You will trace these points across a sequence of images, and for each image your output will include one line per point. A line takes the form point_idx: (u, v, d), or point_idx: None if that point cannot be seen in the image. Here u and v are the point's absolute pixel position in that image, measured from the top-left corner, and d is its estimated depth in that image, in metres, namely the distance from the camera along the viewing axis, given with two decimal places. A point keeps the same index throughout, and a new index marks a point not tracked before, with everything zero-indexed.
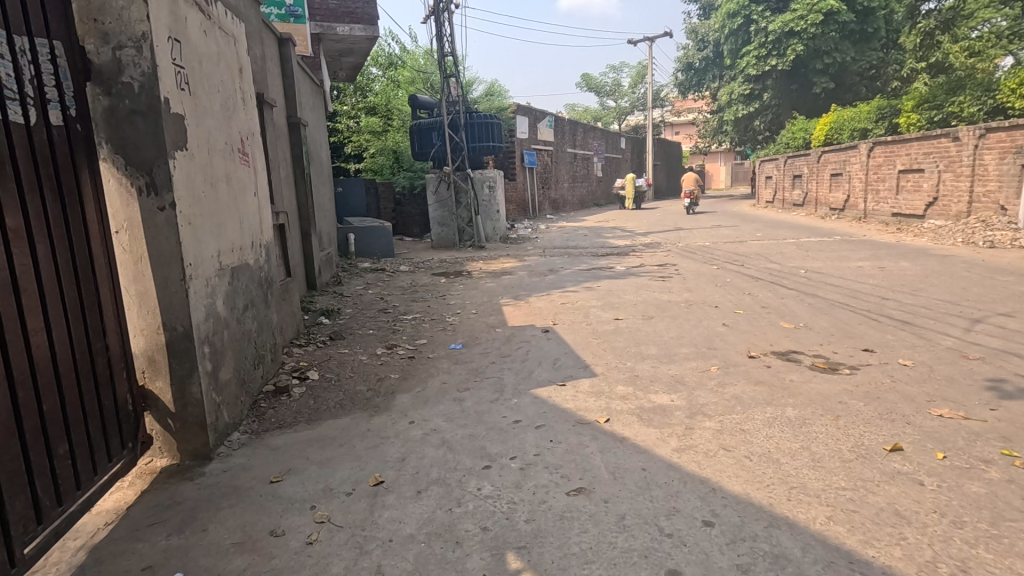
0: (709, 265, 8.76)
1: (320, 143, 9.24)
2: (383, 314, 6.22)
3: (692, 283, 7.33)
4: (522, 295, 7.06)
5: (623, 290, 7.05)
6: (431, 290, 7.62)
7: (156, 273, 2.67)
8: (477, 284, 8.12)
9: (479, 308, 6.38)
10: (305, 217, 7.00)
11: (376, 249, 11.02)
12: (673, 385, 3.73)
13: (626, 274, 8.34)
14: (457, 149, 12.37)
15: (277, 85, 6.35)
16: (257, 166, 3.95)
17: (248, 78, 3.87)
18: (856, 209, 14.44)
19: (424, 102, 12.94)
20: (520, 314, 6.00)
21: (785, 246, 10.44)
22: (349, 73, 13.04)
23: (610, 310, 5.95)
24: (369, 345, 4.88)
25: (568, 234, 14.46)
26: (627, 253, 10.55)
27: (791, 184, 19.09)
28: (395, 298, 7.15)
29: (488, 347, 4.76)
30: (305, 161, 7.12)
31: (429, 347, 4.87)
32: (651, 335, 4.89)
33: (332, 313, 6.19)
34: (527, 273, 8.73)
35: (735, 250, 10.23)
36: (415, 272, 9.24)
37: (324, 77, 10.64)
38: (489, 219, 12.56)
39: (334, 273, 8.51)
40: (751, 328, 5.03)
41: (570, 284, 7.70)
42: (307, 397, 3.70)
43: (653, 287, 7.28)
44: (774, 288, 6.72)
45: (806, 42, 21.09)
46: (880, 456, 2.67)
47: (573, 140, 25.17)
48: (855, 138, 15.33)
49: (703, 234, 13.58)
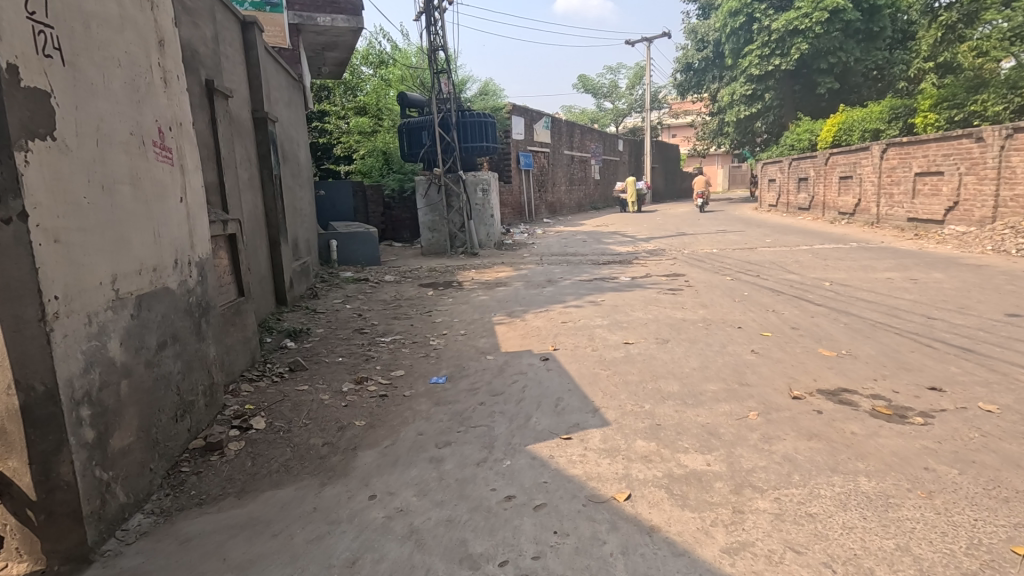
0: (721, 275, 8.03)
1: (296, 142, 8.45)
2: (358, 336, 5.45)
3: (706, 298, 6.60)
4: (517, 311, 6.31)
5: (631, 306, 6.30)
6: (416, 305, 6.84)
7: (3, 312, 1.87)
8: (468, 296, 7.35)
9: (469, 327, 5.61)
10: (273, 225, 6.23)
11: (362, 257, 10.26)
12: (706, 439, 2.97)
13: (631, 286, 7.60)
14: (448, 150, 11.61)
15: (238, 76, 5.57)
16: (188, 165, 3.17)
17: (175, 57, 3.11)
18: (868, 213, 13.77)
19: (414, 100, 12.11)
20: (515, 335, 5.25)
21: (801, 253, 9.72)
22: (334, 68, 12.28)
23: (618, 331, 5.20)
24: (334, 378, 4.11)
25: (566, 239, 13.73)
26: (630, 261, 9.83)
27: (796, 187, 18.42)
28: (375, 314, 6.37)
29: (477, 381, 3.99)
30: (274, 162, 6.33)
31: (405, 381, 4.09)
32: (669, 366, 4.14)
33: (299, 335, 5.40)
34: (523, 284, 7.98)
35: (746, 259, 9.50)
36: (401, 283, 8.47)
37: (304, 71, 9.88)
38: (482, 223, 11.82)
39: (309, 285, 7.72)
40: (785, 356, 4.30)
41: (570, 297, 6.95)
42: (245, 456, 2.93)
43: (663, 301, 6.54)
44: (800, 304, 5.99)
45: (811, 41, 20.43)
46: (1013, 567, 1.92)
47: (570, 142, 24.46)
48: (867, 139, 14.68)
49: (708, 240, 12.87)
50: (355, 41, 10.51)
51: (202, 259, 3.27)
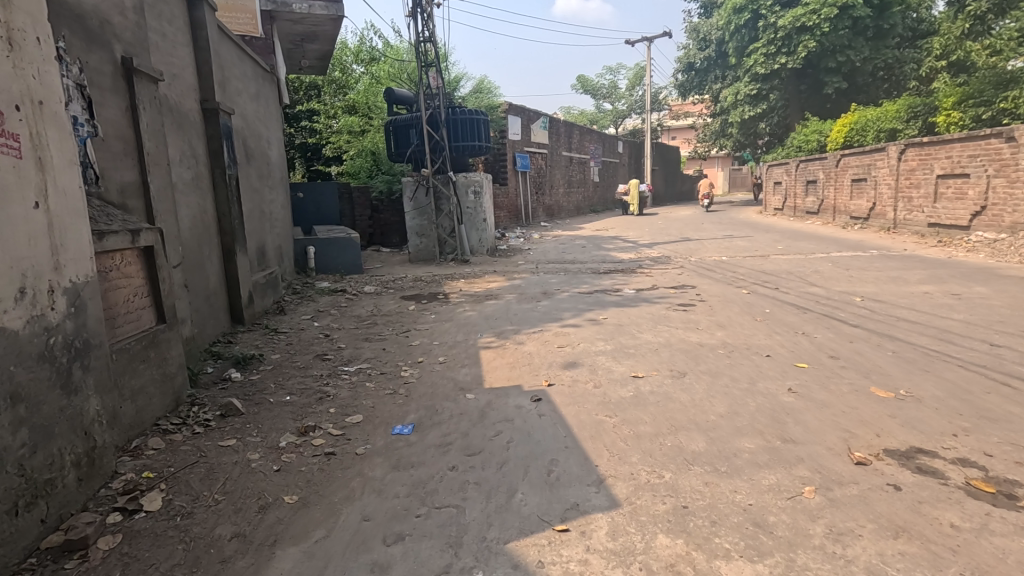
0: (736, 288, 7.22)
1: (265, 139, 7.64)
2: (318, 363, 4.64)
3: (723, 316, 5.79)
4: (507, 330, 5.51)
5: (638, 325, 5.49)
6: (394, 322, 6.04)
7: None
8: (454, 312, 6.54)
9: (450, 354, 4.79)
10: (226, 232, 5.41)
11: (342, 264, 9.46)
12: (753, 536, 2.16)
13: (637, 300, 6.80)
14: (437, 149, 10.81)
15: (179, 59, 4.76)
16: (56, 159, 2.37)
17: (34, 12, 2.30)
18: (884, 218, 13.01)
19: (402, 95, 11.29)
20: (502, 364, 4.44)
21: (818, 262, 8.94)
22: (315, 62, 11.49)
23: (625, 360, 4.39)
24: (274, 426, 3.29)
25: (564, 245, 12.96)
26: (634, 270, 9.05)
27: (803, 190, 17.68)
28: (345, 335, 5.55)
29: (450, 434, 3.18)
30: (229, 161, 5.52)
31: (361, 431, 3.27)
32: (688, 413, 3.34)
33: (248, 363, 4.57)
34: (515, 297, 7.19)
35: (760, 268, 8.70)
36: (380, 295, 7.66)
37: (279, 63, 9.08)
38: (474, 228, 10.99)
39: (275, 299, 6.88)
40: (830, 396, 3.50)
41: (568, 313, 6.15)
42: (116, 560, 2.12)
43: (673, 319, 5.76)
44: (833, 325, 5.18)
45: (819, 39, 19.60)
46: None
47: (569, 143, 23.71)
48: (882, 139, 13.93)
49: (715, 246, 12.08)
50: (335, 31, 9.73)
51: (79, 284, 2.47)
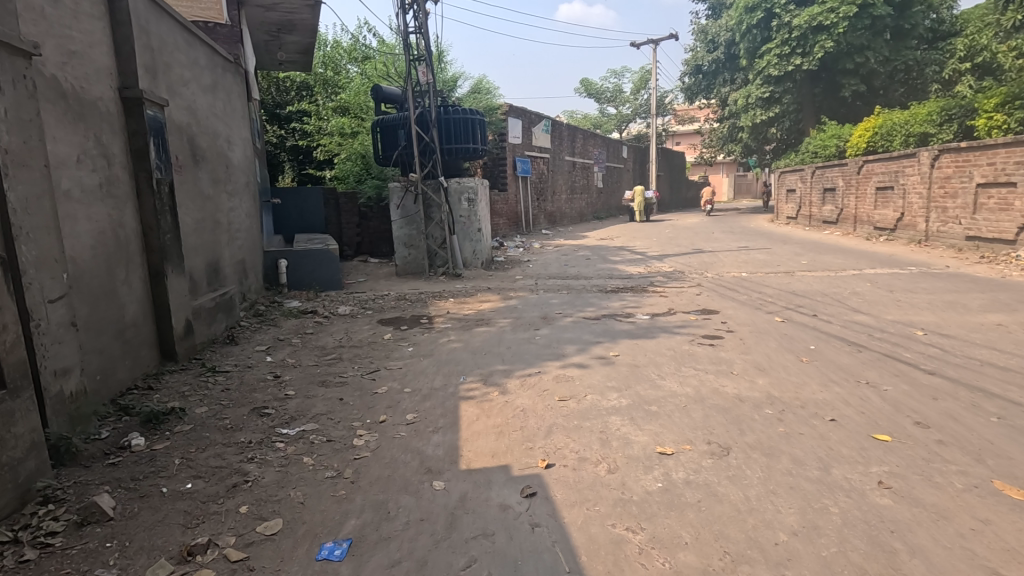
0: (767, 314, 6.19)
1: (224, 138, 6.64)
2: (252, 422, 3.61)
3: (759, 355, 4.75)
4: (496, 372, 4.49)
5: (658, 368, 4.46)
6: (363, 359, 5.03)
7: None
8: (436, 343, 5.54)
9: (421, 411, 3.75)
10: (152, 250, 4.39)
11: (318, 280, 8.44)
12: None
13: (652, 330, 5.77)
14: (428, 151, 9.83)
15: (83, 34, 3.78)
16: None
17: None
18: (914, 229, 12.01)
19: (390, 93, 10.31)
20: (487, 428, 3.42)
21: (854, 281, 7.91)
22: (294, 55, 10.54)
23: (646, 426, 3.36)
24: (146, 546, 2.28)
25: (566, 257, 11.93)
26: (646, 289, 8.04)
27: (820, 199, 16.69)
28: (299, 378, 4.54)
29: (400, 566, 2.16)
30: (159, 163, 4.51)
31: (272, 554, 2.26)
32: (744, 526, 2.33)
33: (162, 422, 3.57)
34: (510, 324, 6.17)
35: (789, 288, 7.66)
36: (354, 319, 6.65)
37: (248, 53, 8.11)
38: (468, 239, 9.96)
39: (228, 324, 5.89)
40: (942, 498, 2.48)
41: (572, 348, 5.12)
42: None
43: (699, 358, 4.74)
44: (903, 372, 4.14)
45: (836, 39, 18.58)
46: None
47: (572, 148, 22.73)
48: (911, 144, 12.94)
49: (732, 259, 11.08)
50: (314, 20, 8.79)
51: None
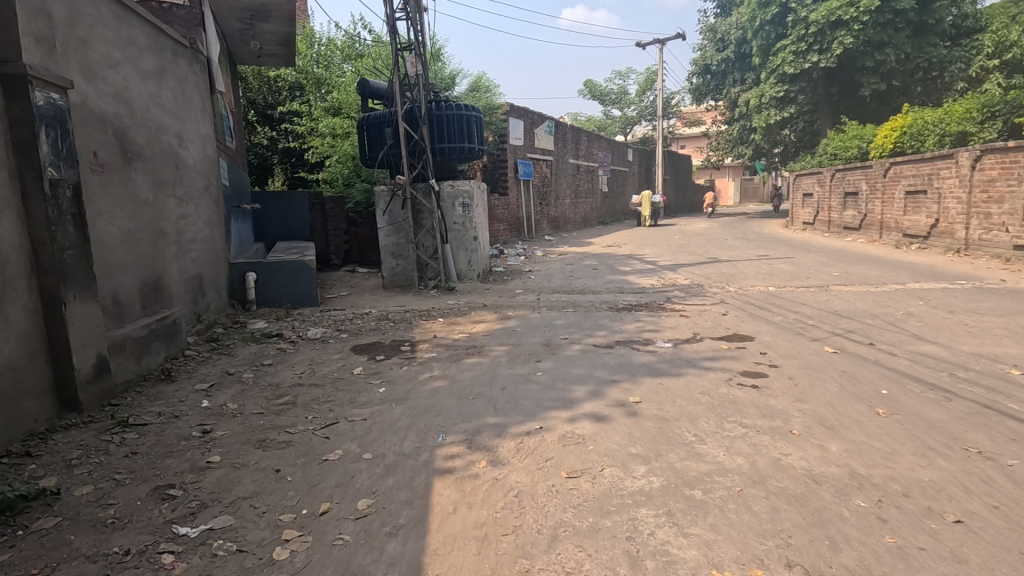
0: (814, 343, 5.17)
1: (173, 133, 5.67)
2: (145, 513, 2.63)
3: (820, 403, 3.74)
4: (485, 430, 3.48)
5: (695, 424, 3.45)
6: (322, 404, 4.04)
7: None
8: (416, 380, 4.55)
9: (379, 495, 2.76)
10: (46, 271, 3.42)
11: (290, 295, 7.47)
12: None
13: (678, 363, 4.76)
14: (417, 151, 8.87)
15: None
16: None
17: None
18: (951, 237, 11.00)
19: (377, 87, 9.36)
20: (468, 531, 2.42)
21: (902, 299, 6.88)
22: (273, 46, 9.61)
23: (691, 530, 2.36)
24: None
25: (571, 267, 10.93)
26: (663, 307, 7.05)
27: (840, 204, 15.68)
28: (234, 433, 3.55)
29: None
30: (58, 160, 3.55)
31: None
32: None
33: (20, 513, 2.59)
34: (507, 353, 5.19)
35: (830, 308, 6.62)
36: (325, 346, 5.66)
37: (212, 37, 7.15)
38: (462, 248, 8.95)
39: (169, 355, 4.92)
40: None
41: (581, 391, 4.12)
42: None
43: (744, 407, 3.74)
44: (1022, 436, 3.13)
45: (856, 34, 17.55)
46: None
47: (576, 150, 21.75)
48: (947, 145, 11.99)
49: (753, 270, 10.08)
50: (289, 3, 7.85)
51: None
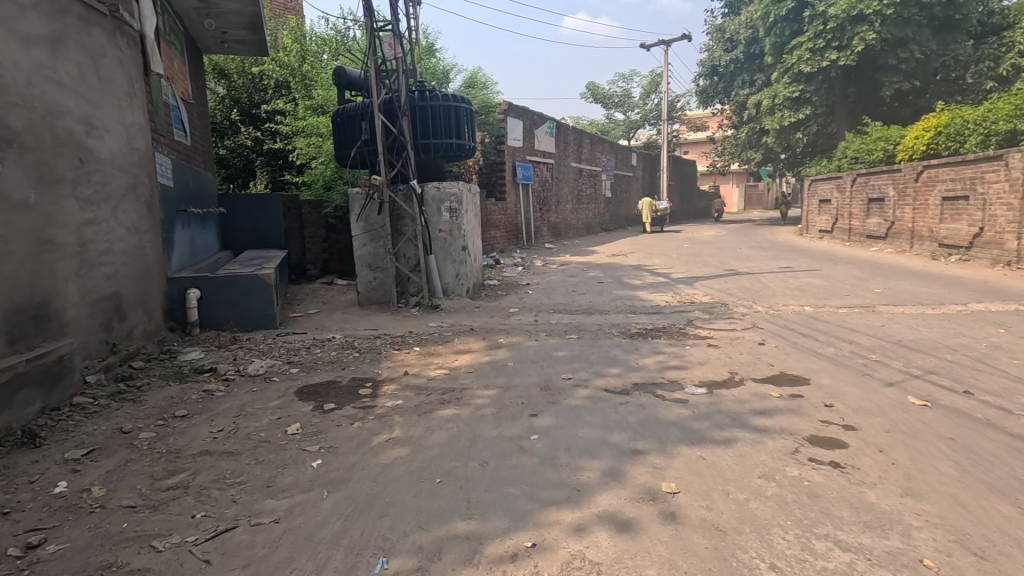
0: (893, 391, 3.96)
1: (77, 116, 4.52)
2: None
3: (945, 499, 2.55)
4: (447, 553, 2.27)
5: (768, 544, 2.26)
6: (225, 490, 2.85)
7: None
8: (368, 446, 3.34)
9: None
10: None
11: (240, 316, 6.32)
12: None
13: (720, 420, 3.57)
14: (398, 147, 7.73)
15: None
16: None
17: None
18: (1000, 248, 9.82)
19: (353, 76, 8.23)
20: None
21: (977, 325, 5.67)
22: (238, 28, 8.51)
23: None
24: None
25: (574, 280, 9.75)
26: (686, 333, 5.86)
27: (863, 210, 14.51)
28: (73, 550, 2.35)
29: None
30: None
31: None
32: None
33: None
34: (492, 402, 3.98)
35: (892, 337, 5.41)
36: (266, 388, 4.47)
37: (148, 8, 6.02)
38: (449, 259, 7.77)
39: (48, 406, 3.74)
40: None
41: (592, 472, 2.90)
42: None
43: (835, 505, 2.53)
44: None
45: (878, 30, 16.47)
46: None
47: (578, 153, 20.62)
48: (993, 145, 10.86)
49: (780, 285, 8.91)
50: None
51: None
